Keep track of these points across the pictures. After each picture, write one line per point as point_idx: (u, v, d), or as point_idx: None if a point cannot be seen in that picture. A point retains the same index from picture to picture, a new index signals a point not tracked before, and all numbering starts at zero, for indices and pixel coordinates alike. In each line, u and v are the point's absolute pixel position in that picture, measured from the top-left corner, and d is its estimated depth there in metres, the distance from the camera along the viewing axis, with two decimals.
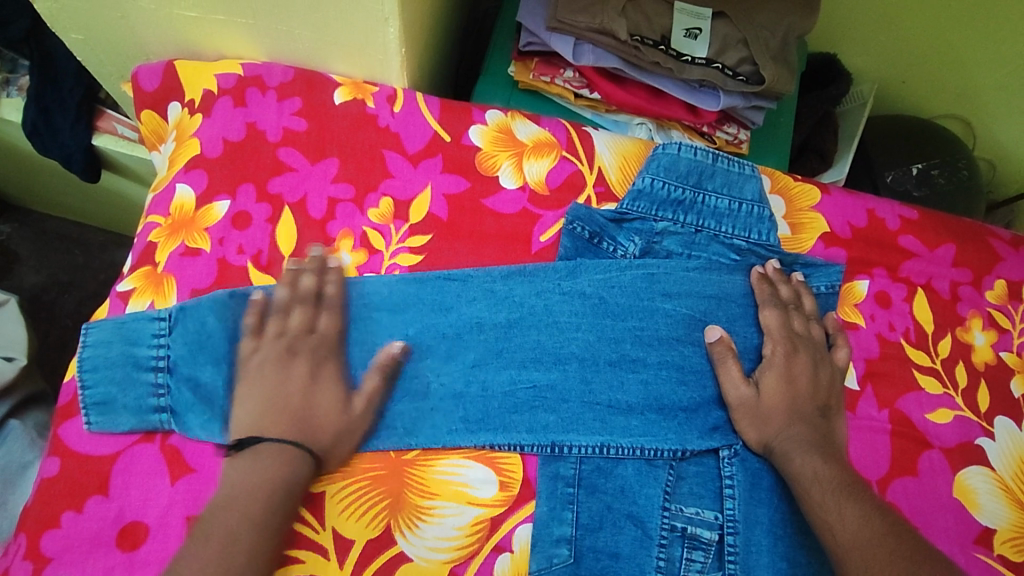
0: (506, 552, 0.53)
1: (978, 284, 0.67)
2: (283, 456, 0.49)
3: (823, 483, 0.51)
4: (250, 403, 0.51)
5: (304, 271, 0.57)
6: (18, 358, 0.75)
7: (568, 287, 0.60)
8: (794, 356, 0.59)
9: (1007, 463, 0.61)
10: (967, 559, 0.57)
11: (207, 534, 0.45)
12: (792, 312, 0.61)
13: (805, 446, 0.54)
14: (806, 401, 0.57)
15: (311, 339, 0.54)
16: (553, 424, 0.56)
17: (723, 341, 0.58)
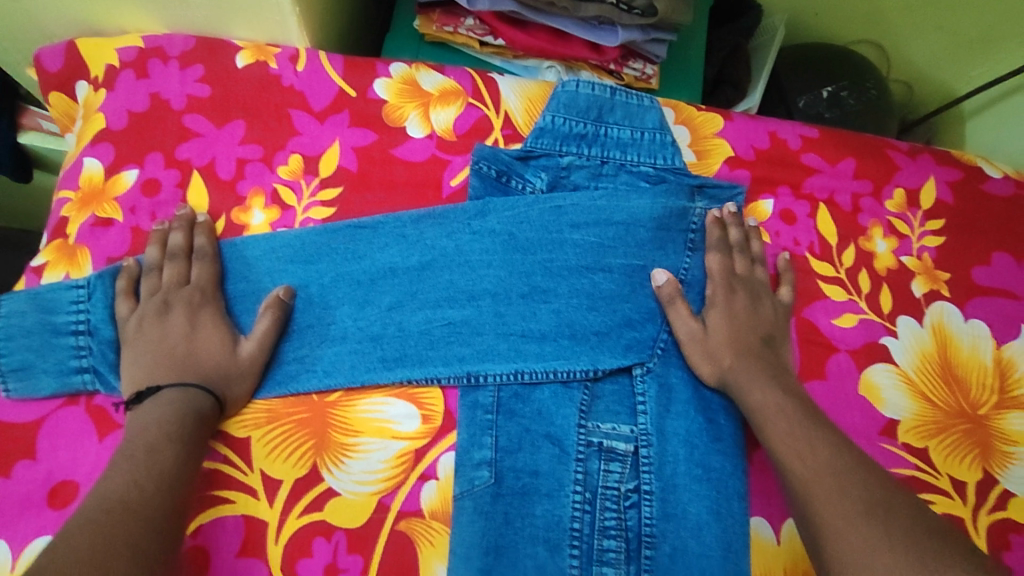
0: (432, 480, 0.56)
1: (879, 194, 0.69)
2: (187, 394, 0.52)
3: (782, 410, 0.55)
4: (139, 358, 0.54)
5: (172, 229, 0.58)
6: None
7: (478, 226, 0.62)
8: (731, 297, 0.62)
9: (910, 358, 0.64)
10: (872, 449, 0.61)
11: (149, 443, 0.48)
12: (737, 254, 0.64)
13: (756, 377, 0.58)
14: (749, 333, 0.61)
15: (185, 291, 0.56)
16: (469, 356, 0.58)
17: (671, 284, 0.61)
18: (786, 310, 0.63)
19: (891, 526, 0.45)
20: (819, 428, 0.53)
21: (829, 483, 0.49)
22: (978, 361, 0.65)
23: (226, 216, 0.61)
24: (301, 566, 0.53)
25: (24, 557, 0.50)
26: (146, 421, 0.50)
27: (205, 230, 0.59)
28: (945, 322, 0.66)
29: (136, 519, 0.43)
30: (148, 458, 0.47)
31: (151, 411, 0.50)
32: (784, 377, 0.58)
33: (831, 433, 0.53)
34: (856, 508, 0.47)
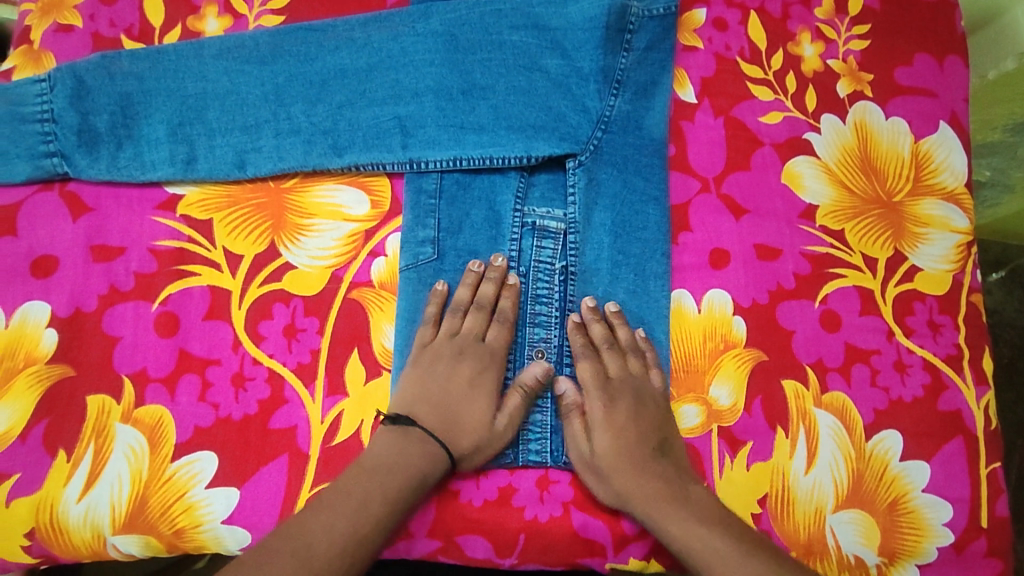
0: (381, 256, 0.61)
1: (808, 3, 0.72)
2: (429, 450, 0.54)
3: (705, 547, 0.51)
4: (417, 386, 0.56)
5: (178, 50, 0.63)
6: None
7: (421, 29, 0.65)
8: (612, 407, 0.58)
9: (832, 151, 0.69)
10: (792, 231, 0.66)
11: (383, 496, 0.51)
12: (606, 354, 0.59)
13: (661, 502, 0.53)
14: (640, 445, 0.56)
15: (480, 347, 0.59)
16: (413, 144, 0.63)
17: (568, 393, 0.59)
18: (665, 398, 0.59)
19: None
20: (760, 552, 0.50)
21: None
22: (896, 154, 0.69)
23: (181, 23, 0.65)
24: (263, 326, 0.58)
25: (18, 315, 0.57)
26: (383, 454, 0.53)
27: (513, 292, 0.60)
28: (867, 120, 0.70)
29: (287, 558, 0.46)
30: (357, 518, 0.50)
31: (405, 445, 0.54)
32: (686, 492, 0.54)
33: (766, 548, 0.50)
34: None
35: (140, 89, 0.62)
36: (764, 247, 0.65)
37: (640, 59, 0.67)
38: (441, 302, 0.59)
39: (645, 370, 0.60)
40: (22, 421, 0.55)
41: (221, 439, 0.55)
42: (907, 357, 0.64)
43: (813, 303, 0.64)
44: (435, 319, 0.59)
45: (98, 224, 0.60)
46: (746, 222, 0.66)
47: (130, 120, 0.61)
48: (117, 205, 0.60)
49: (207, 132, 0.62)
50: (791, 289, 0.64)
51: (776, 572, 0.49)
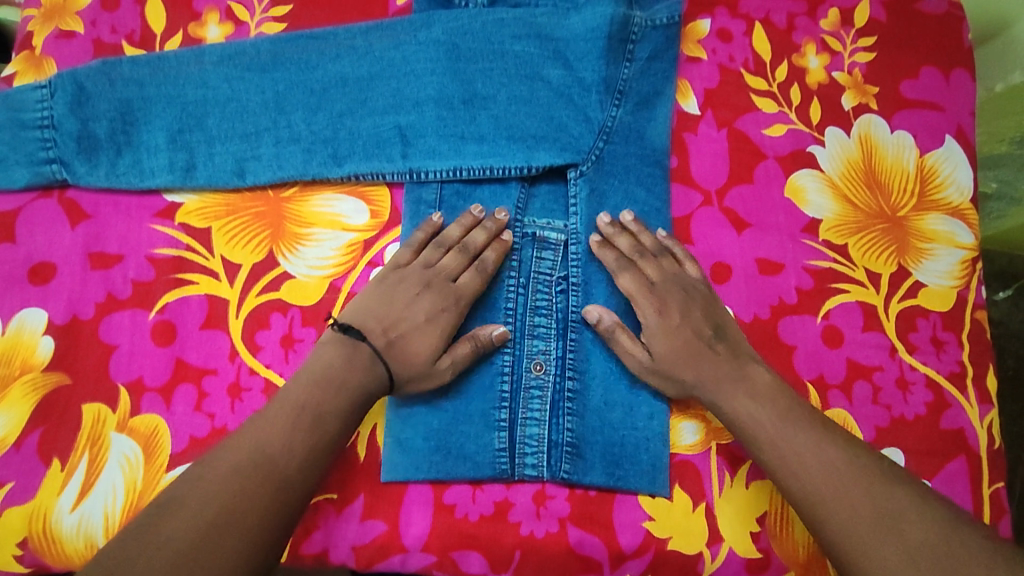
0: (379, 267, 0.61)
1: (813, 14, 0.71)
2: (366, 366, 0.53)
3: (760, 419, 0.54)
4: (376, 300, 0.57)
5: (178, 57, 0.62)
6: None
7: (423, 37, 0.64)
8: (666, 315, 0.58)
9: (835, 165, 0.68)
10: (794, 245, 0.65)
11: (316, 411, 0.51)
12: (643, 261, 0.60)
13: (727, 385, 0.56)
14: (695, 338, 0.57)
15: (450, 287, 0.58)
16: (413, 154, 0.62)
17: (602, 320, 0.58)
18: (705, 286, 0.60)
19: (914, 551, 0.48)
20: (807, 426, 0.53)
21: (833, 498, 0.51)
22: (901, 167, 0.68)
23: (183, 30, 0.64)
24: (260, 336, 0.58)
25: (15, 322, 0.57)
26: (330, 361, 0.53)
27: (500, 247, 0.60)
28: (872, 133, 0.69)
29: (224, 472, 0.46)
30: (292, 431, 0.49)
31: (351, 355, 0.53)
32: (743, 373, 0.56)
33: (816, 425, 0.54)
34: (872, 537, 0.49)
35: (140, 95, 0.61)
36: (766, 262, 0.64)
37: (643, 69, 0.66)
38: (431, 233, 0.60)
39: (679, 265, 0.61)
40: (17, 430, 0.54)
41: None
42: (909, 374, 0.63)
43: (814, 319, 0.64)
44: (421, 246, 0.60)
45: (97, 231, 0.59)
46: (748, 236, 0.65)
47: (129, 127, 0.61)
48: (116, 212, 0.60)
49: (207, 139, 0.61)
50: (794, 304, 0.64)
51: (830, 452, 0.52)
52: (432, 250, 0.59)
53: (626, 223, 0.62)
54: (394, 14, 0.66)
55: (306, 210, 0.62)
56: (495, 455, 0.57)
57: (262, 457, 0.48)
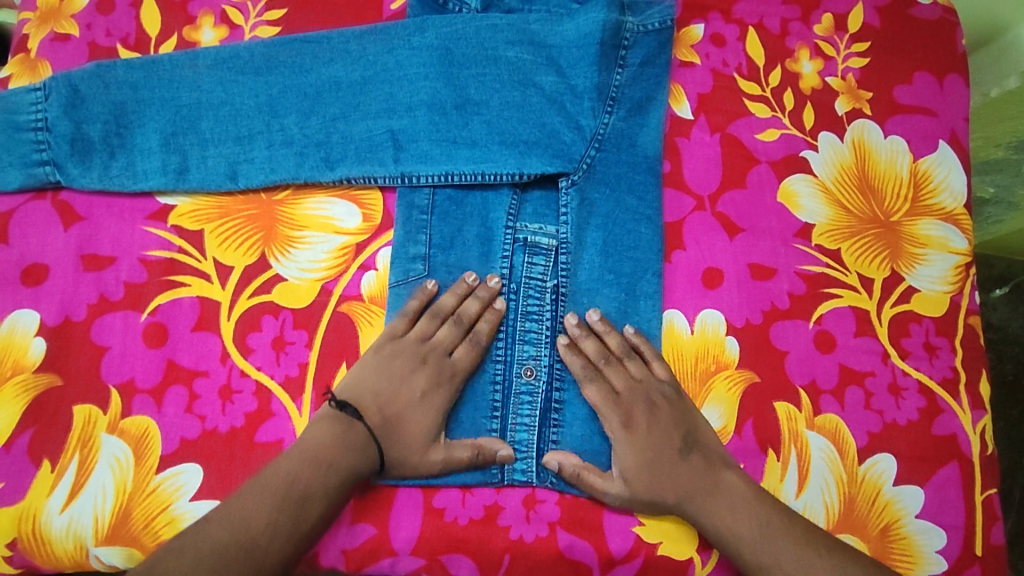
0: (371, 270, 0.61)
1: (807, 19, 0.71)
2: (366, 449, 0.53)
3: (741, 538, 0.54)
4: (371, 376, 0.56)
5: (173, 60, 0.63)
6: None
7: (417, 42, 0.65)
8: (633, 422, 0.57)
9: (829, 170, 0.68)
10: (787, 249, 0.65)
11: (279, 518, 0.49)
12: (608, 371, 0.58)
13: (702, 498, 0.55)
14: (665, 452, 0.56)
15: (445, 363, 0.58)
16: (405, 158, 0.62)
17: (564, 467, 0.56)
18: (675, 385, 0.59)
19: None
20: (787, 533, 0.54)
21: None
22: (894, 173, 0.68)
23: (177, 34, 0.65)
24: (252, 338, 0.58)
25: (7, 323, 0.57)
26: (319, 440, 0.52)
27: (493, 317, 0.59)
28: (865, 138, 0.69)
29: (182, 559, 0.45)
30: (275, 512, 0.49)
31: (346, 434, 0.53)
32: (716, 483, 0.55)
33: (795, 531, 0.54)
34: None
35: (134, 98, 0.62)
36: (758, 267, 0.65)
37: (634, 75, 0.66)
38: (425, 300, 0.59)
39: (646, 367, 0.59)
40: (7, 431, 0.54)
41: (207, 452, 0.55)
42: (902, 380, 0.63)
43: (806, 324, 0.64)
44: (417, 313, 0.59)
45: (90, 233, 0.59)
46: (740, 240, 0.65)
47: (123, 129, 0.61)
48: (108, 214, 0.60)
49: (200, 142, 0.62)
50: (785, 309, 0.64)
51: (807, 549, 0.53)
52: (427, 325, 0.58)
53: (592, 323, 0.60)
54: (389, 19, 0.67)
55: (299, 213, 0.62)
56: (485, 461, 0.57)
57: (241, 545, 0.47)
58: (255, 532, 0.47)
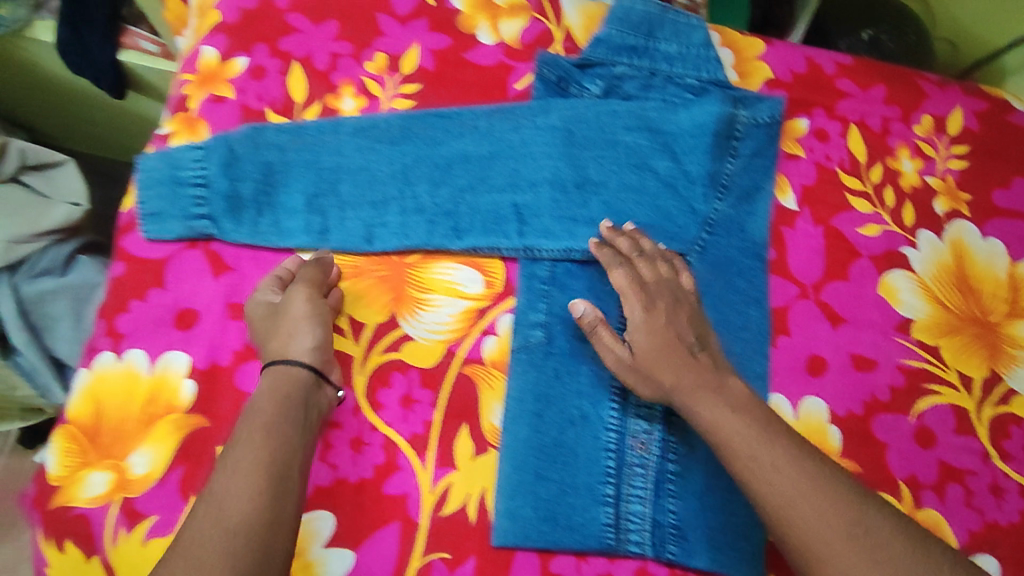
0: (492, 335, 0.64)
1: (907, 119, 0.74)
2: (291, 374, 0.56)
3: (735, 429, 0.53)
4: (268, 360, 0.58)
5: (310, 129, 0.67)
6: (84, 205, 0.75)
7: (541, 122, 0.68)
8: (653, 309, 0.60)
9: (928, 267, 0.70)
10: (888, 342, 0.67)
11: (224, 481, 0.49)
12: (638, 262, 0.62)
13: (701, 393, 0.55)
14: (677, 342, 0.58)
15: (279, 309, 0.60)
16: (528, 232, 0.66)
17: (586, 315, 0.61)
18: (693, 296, 0.62)
19: (874, 547, 0.48)
20: (783, 435, 0.53)
21: (804, 507, 0.49)
22: (993, 275, 0.71)
23: (320, 101, 0.69)
24: (381, 394, 0.62)
25: (160, 363, 0.61)
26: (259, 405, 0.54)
27: (319, 271, 0.62)
28: (964, 238, 0.72)
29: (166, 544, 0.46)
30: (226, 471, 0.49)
31: (264, 398, 0.54)
32: (721, 384, 0.56)
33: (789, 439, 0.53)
34: (842, 533, 0.49)
35: (281, 159, 0.66)
36: (860, 358, 0.67)
37: (745, 165, 0.69)
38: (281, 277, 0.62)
39: (674, 273, 0.63)
40: (162, 466, 0.58)
41: (337, 499, 0.58)
42: (1002, 481, 0.64)
43: (905, 418, 0.65)
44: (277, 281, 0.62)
45: (237, 282, 0.64)
46: (843, 331, 0.68)
47: (271, 188, 0.66)
48: (255, 267, 0.64)
49: (339, 205, 0.66)
50: (887, 401, 0.66)
51: (805, 458, 0.52)
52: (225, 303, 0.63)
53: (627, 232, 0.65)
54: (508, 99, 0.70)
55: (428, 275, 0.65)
56: (601, 529, 0.59)
57: (248, 521, 0.47)
58: (241, 498, 0.47)
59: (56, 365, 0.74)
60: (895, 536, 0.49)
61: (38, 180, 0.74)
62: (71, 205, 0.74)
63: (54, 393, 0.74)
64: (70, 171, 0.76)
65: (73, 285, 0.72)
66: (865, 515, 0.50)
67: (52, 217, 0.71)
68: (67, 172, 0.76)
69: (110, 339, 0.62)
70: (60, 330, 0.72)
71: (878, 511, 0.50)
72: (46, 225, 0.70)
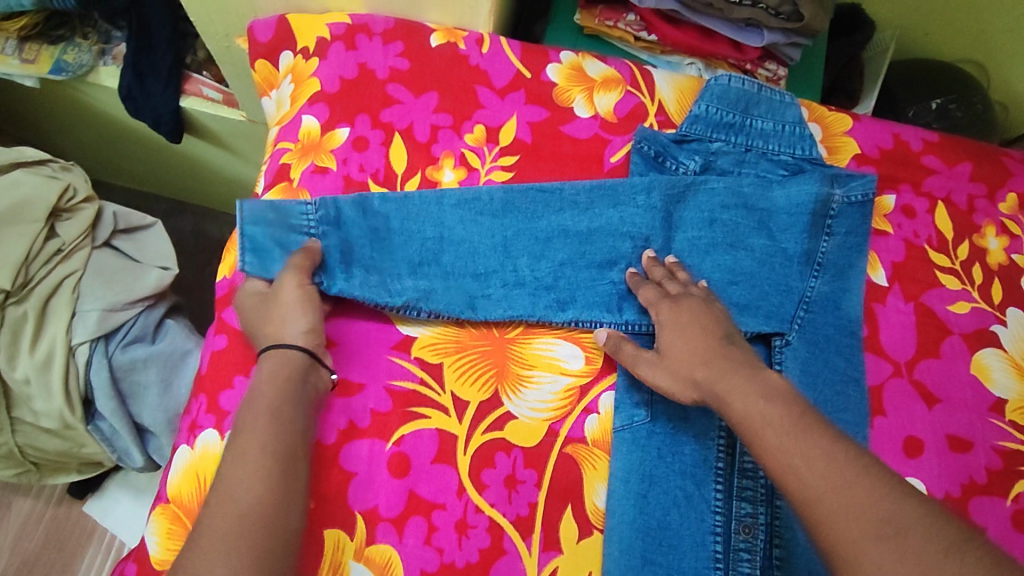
0: (594, 414, 0.63)
1: (992, 197, 0.77)
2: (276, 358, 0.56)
3: (768, 420, 0.48)
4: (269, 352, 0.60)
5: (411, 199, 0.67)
6: (172, 268, 0.87)
7: (642, 201, 0.69)
8: (677, 308, 0.60)
9: (1018, 345, 0.71)
10: (983, 422, 0.68)
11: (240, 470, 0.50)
12: (669, 284, 0.64)
13: (734, 382, 0.52)
14: (708, 334, 0.57)
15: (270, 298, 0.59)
16: (628, 308, 0.66)
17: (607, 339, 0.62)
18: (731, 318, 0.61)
19: (904, 547, 0.39)
20: (818, 429, 0.47)
21: (831, 498, 0.43)
22: None
23: (421, 173, 0.70)
24: (486, 475, 0.60)
25: None
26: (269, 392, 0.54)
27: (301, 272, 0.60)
28: None
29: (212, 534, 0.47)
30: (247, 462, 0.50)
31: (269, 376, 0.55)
32: (757, 373, 0.52)
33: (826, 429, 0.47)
34: (865, 532, 0.41)
35: (387, 227, 0.66)
36: (956, 439, 0.67)
37: (840, 244, 0.70)
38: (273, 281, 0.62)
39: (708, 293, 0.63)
40: None
41: None
42: None
43: (1003, 501, 0.65)
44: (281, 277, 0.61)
45: (341, 358, 0.62)
46: (938, 411, 0.67)
47: (373, 254, 0.65)
48: (361, 341, 0.63)
49: (443, 275, 0.66)
50: (984, 484, 0.66)
51: (839, 449, 0.45)
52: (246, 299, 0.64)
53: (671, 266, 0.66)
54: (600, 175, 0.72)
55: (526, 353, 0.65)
56: None
57: (264, 507, 0.49)
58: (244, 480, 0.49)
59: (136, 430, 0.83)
60: (929, 539, 0.39)
61: (126, 243, 0.87)
62: (162, 268, 0.87)
63: (132, 457, 0.84)
64: (157, 234, 0.90)
65: (161, 353, 0.83)
66: (896, 512, 0.41)
67: (147, 282, 0.84)
68: (155, 233, 0.91)
69: (212, 415, 0.59)
70: (147, 398, 0.81)
71: (916, 509, 0.41)
72: (140, 292, 0.82)
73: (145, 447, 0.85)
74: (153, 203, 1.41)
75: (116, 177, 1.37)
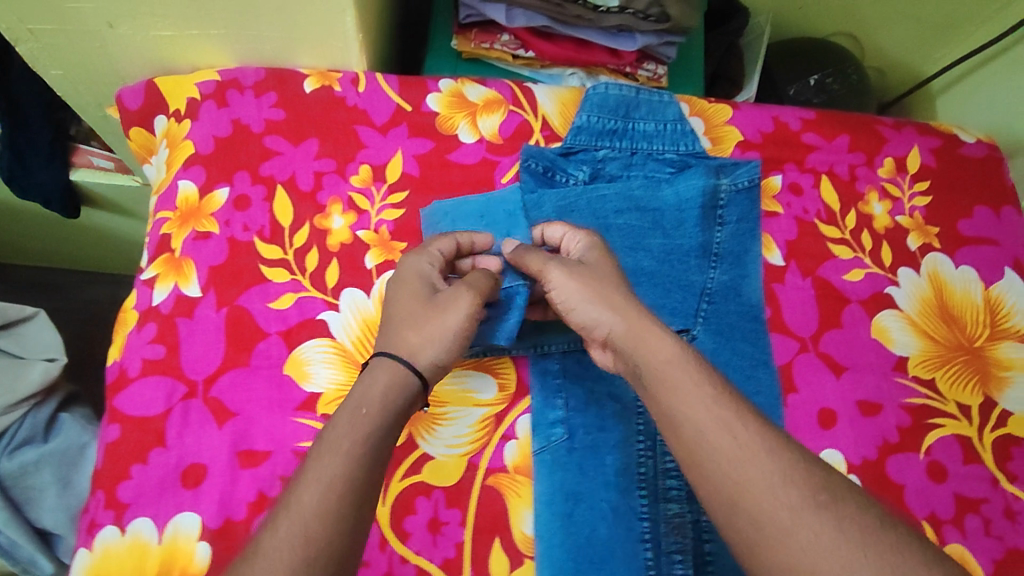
0: (512, 440, 0.63)
1: (871, 164, 0.80)
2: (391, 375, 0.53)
3: (690, 367, 0.50)
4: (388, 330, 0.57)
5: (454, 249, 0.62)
6: (60, 357, 0.85)
7: (535, 217, 0.69)
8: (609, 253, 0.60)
9: (913, 303, 0.74)
10: (888, 383, 0.70)
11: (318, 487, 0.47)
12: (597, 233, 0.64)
13: (658, 324, 0.53)
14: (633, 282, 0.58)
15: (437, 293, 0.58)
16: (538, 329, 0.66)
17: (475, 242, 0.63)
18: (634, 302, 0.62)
19: (839, 514, 0.43)
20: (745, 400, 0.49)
21: (762, 458, 0.45)
22: (970, 301, 0.75)
23: (309, 223, 0.69)
24: (408, 522, 0.59)
25: (170, 529, 0.57)
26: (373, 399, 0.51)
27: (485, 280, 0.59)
28: (939, 270, 0.76)
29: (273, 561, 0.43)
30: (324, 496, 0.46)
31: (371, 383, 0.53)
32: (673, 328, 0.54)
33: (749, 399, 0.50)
34: (801, 498, 0.44)
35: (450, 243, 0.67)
36: (865, 404, 0.69)
37: (733, 232, 0.72)
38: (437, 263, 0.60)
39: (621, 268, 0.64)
40: None
41: None
42: (1013, 504, 0.67)
43: (916, 456, 0.68)
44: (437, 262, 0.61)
45: (243, 428, 0.61)
46: (846, 379, 0.70)
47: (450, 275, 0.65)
48: (260, 408, 0.62)
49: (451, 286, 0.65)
50: (897, 443, 0.68)
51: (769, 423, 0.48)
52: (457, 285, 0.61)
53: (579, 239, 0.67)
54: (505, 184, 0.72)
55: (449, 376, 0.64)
56: None
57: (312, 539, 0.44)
58: (319, 491, 0.46)
59: (37, 535, 0.80)
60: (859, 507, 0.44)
61: (4, 340, 0.85)
62: (48, 360, 0.84)
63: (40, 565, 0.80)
64: (39, 325, 0.87)
65: (55, 452, 0.80)
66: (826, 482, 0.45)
67: (31, 379, 0.81)
68: (41, 323, 0.88)
69: (111, 511, 0.58)
70: (45, 499, 0.79)
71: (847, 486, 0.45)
72: (25, 391, 0.80)
73: (53, 551, 0.82)
74: (57, 277, 1.34)
75: (5, 254, 1.30)
